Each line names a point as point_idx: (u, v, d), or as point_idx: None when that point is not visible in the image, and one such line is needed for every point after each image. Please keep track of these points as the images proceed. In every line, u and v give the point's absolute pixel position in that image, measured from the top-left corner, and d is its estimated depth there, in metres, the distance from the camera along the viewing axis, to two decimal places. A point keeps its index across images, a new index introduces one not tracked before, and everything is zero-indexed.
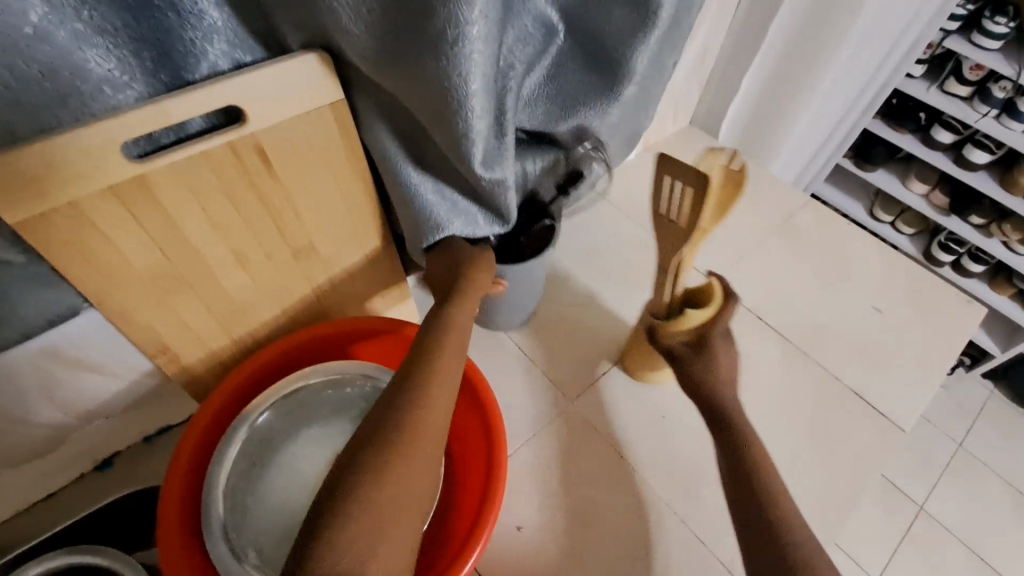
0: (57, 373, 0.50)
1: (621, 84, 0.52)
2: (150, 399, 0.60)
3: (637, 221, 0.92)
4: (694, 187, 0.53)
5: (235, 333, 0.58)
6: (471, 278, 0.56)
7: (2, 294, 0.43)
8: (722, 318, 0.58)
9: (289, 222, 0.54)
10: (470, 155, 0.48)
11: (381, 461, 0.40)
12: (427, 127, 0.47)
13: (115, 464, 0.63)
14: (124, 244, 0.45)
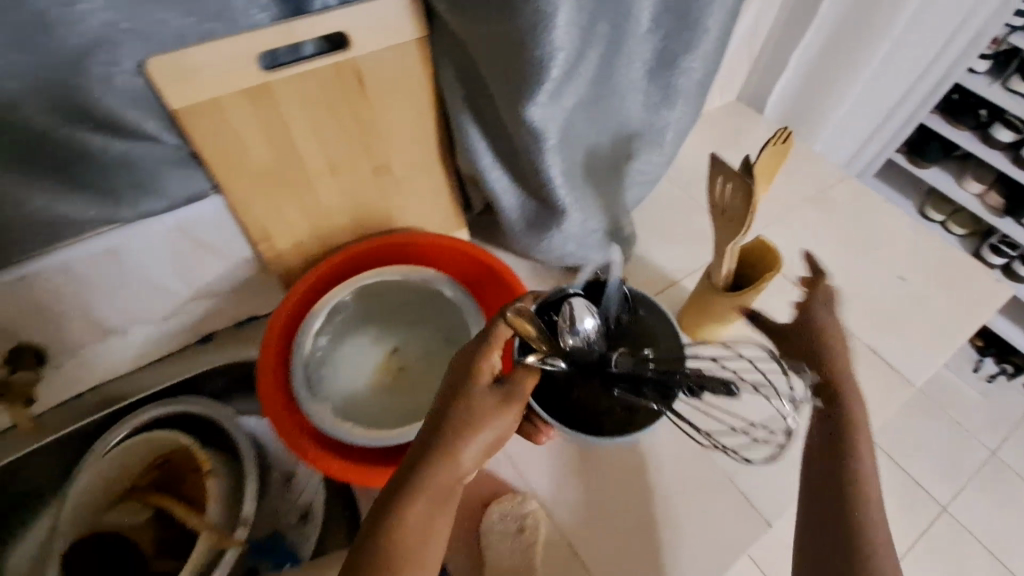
0: (185, 245, 0.62)
1: (703, 31, 0.63)
2: (248, 286, 0.72)
3: (680, 181, 0.96)
4: (738, 187, 0.56)
5: (321, 235, 0.68)
6: (472, 437, 0.43)
7: (154, 170, 0.54)
8: (815, 290, 0.58)
9: (373, 141, 0.64)
10: (527, 117, 0.57)
11: None
12: (491, 82, 0.57)
13: (212, 340, 0.75)
14: (248, 138, 0.56)
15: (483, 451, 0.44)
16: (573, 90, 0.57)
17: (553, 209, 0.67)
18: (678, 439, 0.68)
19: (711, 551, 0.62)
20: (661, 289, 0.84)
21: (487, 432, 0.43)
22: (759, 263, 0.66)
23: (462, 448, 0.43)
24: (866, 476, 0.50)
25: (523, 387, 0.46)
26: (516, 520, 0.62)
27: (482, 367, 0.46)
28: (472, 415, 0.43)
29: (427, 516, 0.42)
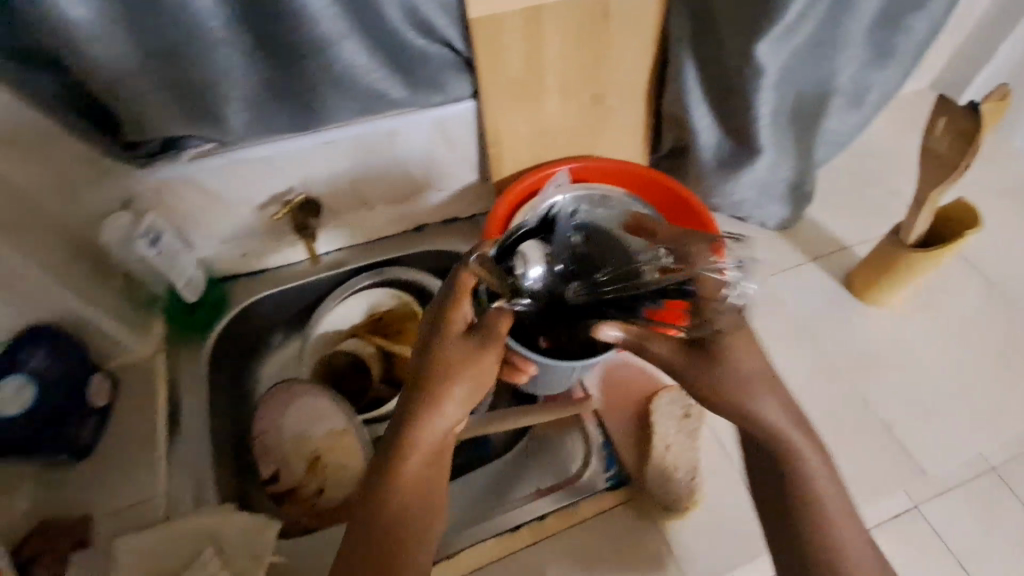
0: (434, 139, 0.75)
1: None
2: (461, 187, 0.84)
3: (858, 155, 0.95)
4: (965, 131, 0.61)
5: (535, 148, 0.78)
6: (446, 382, 0.50)
7: (438, 69, 0.66)
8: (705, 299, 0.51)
9: (600, 69, 0.72)
10: (755, 54, 0.63)
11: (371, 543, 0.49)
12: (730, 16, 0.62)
13: (424, 230, 0.88)
14: (511, 52, 0.66)
15: (466, 400, 0.51)
16: (804, 28, 0.63)
17: (752, 148, 0.72)
18: (836, 384, 0.74)
19: (865, 483, 0.67)
20: (829, 250, 0.85)
21: (462, 375, 0.50)
22: (952, 221, 0.69)
23: (441, 406, 0.50)
24: (788, 467, 0.51)
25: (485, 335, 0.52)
26: (682, 406, 0.67)
27: (448, 320, 0.53)
28: (444, 362, 0.51)
29: (463, 406, 0.51)
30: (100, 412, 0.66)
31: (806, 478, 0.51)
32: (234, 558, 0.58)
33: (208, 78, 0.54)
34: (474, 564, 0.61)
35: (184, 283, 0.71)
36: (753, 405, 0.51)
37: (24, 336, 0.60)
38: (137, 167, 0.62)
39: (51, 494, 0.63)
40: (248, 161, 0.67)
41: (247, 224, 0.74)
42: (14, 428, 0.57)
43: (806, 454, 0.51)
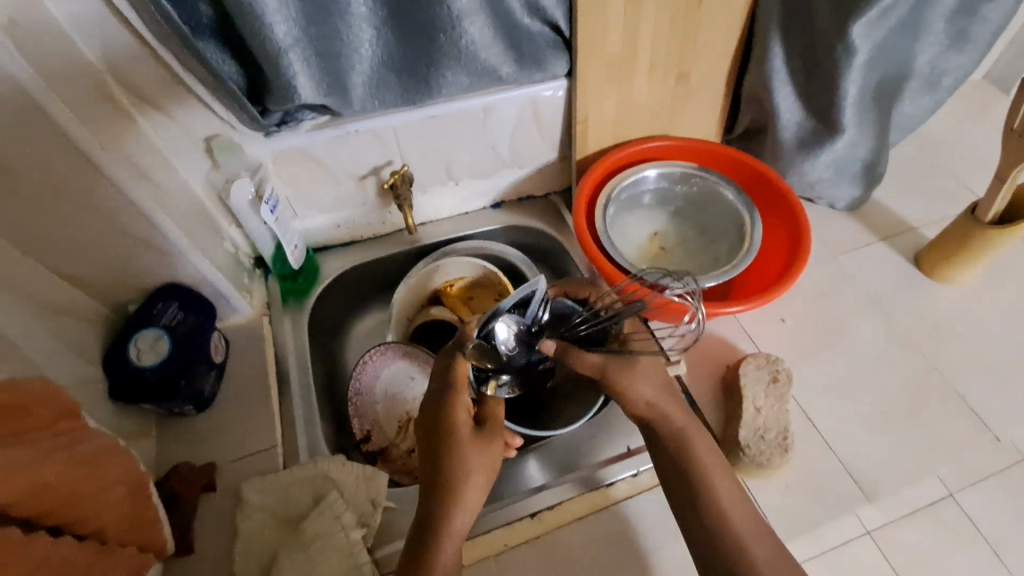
0: (526, 117, 0.77)
1: None
2: (543, 166, 0.87)
3: (922, 141, 0.97)
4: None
5: (619, 127, 0.82)
6: (466, 452, 0.54)
7: (540, 47, 0.69)
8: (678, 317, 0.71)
9: (689, 49, 0.75)
10: (848, 33, 0.67)
11: None
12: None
13: (501, 207, 0.91)
14: (611, 31, 0.70)
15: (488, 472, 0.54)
16: (896, 11, 0.68)
17: (835, 126, 0.75)
18: (911, 358, 0.76)
19: (943, 450, 0.69)
20: (899, 231, 0.87)
21: (483, 452, 0.54)
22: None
23: (467, 478, 0.53)
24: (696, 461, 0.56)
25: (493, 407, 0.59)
26: (770, 370, 0.70)
27: (452, 402, 0.56)
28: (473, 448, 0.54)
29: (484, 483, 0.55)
30: (218, 367, 0.70)
31: (735, 497, 0.55)
32: (353, 499, 0.62)
33: (345, 49, 0.59)
34: (576, 514, 0.64)
35: (292, 248, 0.75)
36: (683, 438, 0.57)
37: (159, 291, 0.66)
38: (261, 135, 0.66)
39: (175, 442, 0.67)
40: (358, 134, 0.70)
41: (347, 195, 0.78)
42: (152, 375, 0.62)
43: (713, 474, 0.56)
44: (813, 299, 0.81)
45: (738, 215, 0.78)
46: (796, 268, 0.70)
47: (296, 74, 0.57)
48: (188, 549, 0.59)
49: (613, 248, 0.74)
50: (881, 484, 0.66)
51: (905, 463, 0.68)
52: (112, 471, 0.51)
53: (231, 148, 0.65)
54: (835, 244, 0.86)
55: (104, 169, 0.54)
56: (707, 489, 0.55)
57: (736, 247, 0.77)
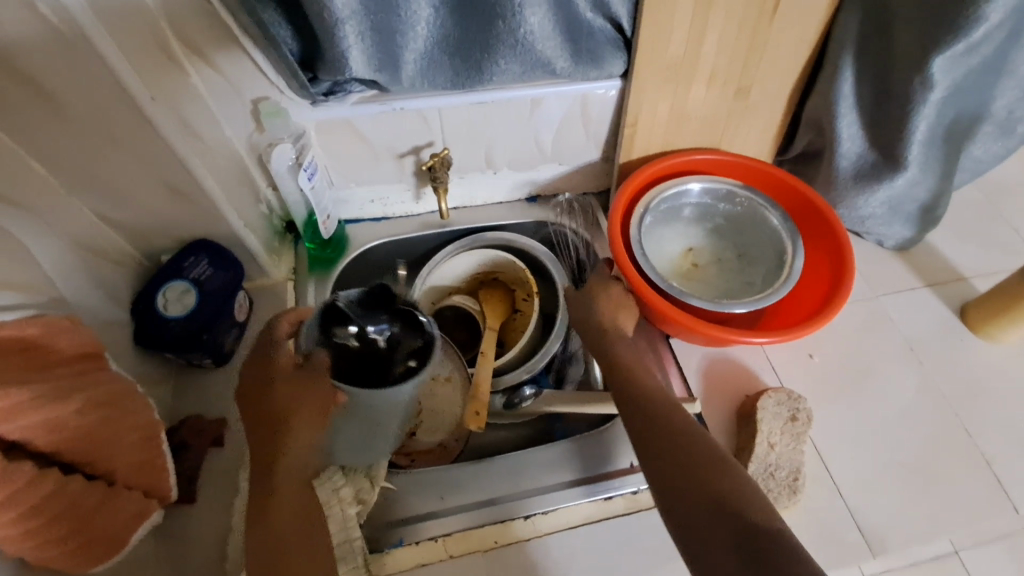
0: (575, 112, 0.75)
1: None
2: (584, 164, 0.85)
3: (985, 187, 0.92)
4: None
5: (670, 135, 0.79)
6: (294, 424, 0.53)
7: (600, 45, 0.67)
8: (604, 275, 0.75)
9: (754, 63, 0.72)
10: (927, 67, 0.64)
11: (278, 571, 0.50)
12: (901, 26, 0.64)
13: (537, 202, 0.90)
14: (674, 35, 0.67)
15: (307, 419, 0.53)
16: (983, 49, 0.64)
17: (897, 162, 0.72)
18: (938, 413, 0.73)
19: (957, 514, 0.66)
20: (946, 279, 0.83)
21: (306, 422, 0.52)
22: None
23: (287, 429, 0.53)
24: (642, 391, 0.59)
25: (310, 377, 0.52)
26: (789, 407, 0.68)
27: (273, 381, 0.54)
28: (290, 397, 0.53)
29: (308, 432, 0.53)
30: (240, 326, 0.70)
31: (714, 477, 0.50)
32: (352, 474, 0.62)
33: (403, 26, 0.58)
34: (571, 521, 0.64)
35: (323, 217, 0.75)
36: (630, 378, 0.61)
37: (192, 246, 0.66)
38: (307, 103, 0.66)
39: (189, 393, 0.68)
40: (404, 113, 0.69)
41: (385, 170, 0.77)
42: (177, 325, 0.63)
43: (674, 409, 0.57)
44: (845, 337, 0.78)
45: (779, 242, 0.76)
46: (834, 307, 0.67)
47: (349, 47, 0.56)
48: (191, 499, 0.60)
49: (643, 261, 0.72)
50: (888, 540, 0.64)
51: (915, 521, 0.65)
52: (126, 421, 0.52)
53: (279, 113, 0.65)
54: (876, 283, 0.83)
55: (151, 120, 0.55)
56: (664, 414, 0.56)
57: (773, 274, 0.75)
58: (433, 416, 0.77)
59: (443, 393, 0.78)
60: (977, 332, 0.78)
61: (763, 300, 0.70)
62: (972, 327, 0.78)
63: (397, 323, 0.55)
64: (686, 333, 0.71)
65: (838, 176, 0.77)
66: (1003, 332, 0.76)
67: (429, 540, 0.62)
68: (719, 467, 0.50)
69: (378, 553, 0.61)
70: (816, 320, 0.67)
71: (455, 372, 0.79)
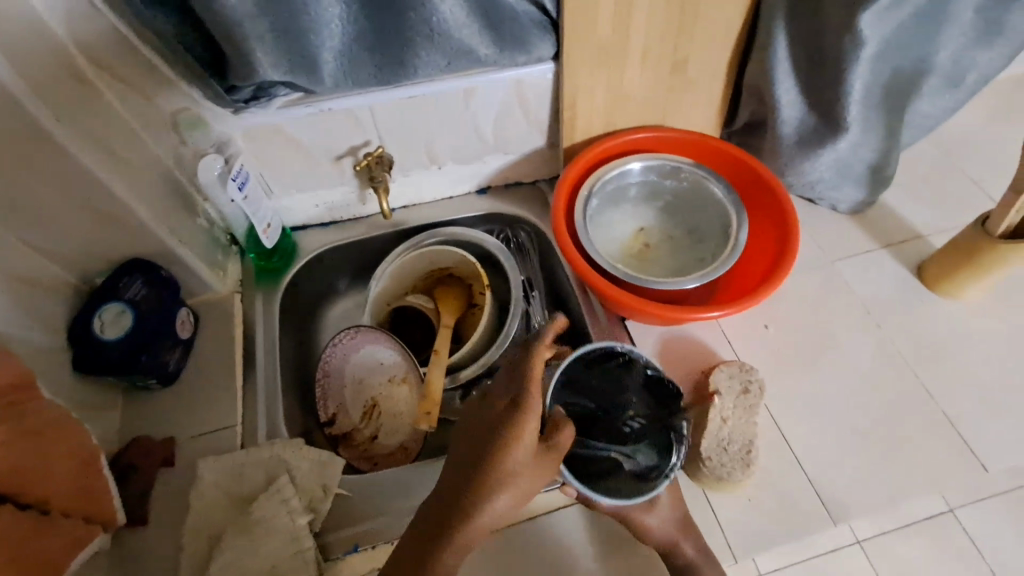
0: (511, 99, 0.74)
1: None
2: (530, 152, 0.84)
3: (939, 143, 0.91)
4: None
5: (611, 115, 0.78)
6: (517, 468, 0.48)
7: (526, 28, 0.66)
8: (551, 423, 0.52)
9: (687, 35, 0.70)
10: (855, 24, 0.62)
11: None
12: None
13: (487, 192, 0.89)
14: (601, 14, 0.66)
15: (524, 470, 0.49)
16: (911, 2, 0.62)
17: (838, 125, 0.71)
18: (898, 375, 0.72)
19: (919, 474, 0.66)
20: (903, 239, 0.82)
21: (524, 496, 0.48)
22: None
23: (507, 472, 0.48)
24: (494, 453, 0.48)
25: (552, 457, 0.50)
26: (741, 381, 0.67)
27: (509, 447, 0.48)
28: (521, 439, 0.49)
29: (524, 487, 0.49)
30: (185, 343, 0.70)
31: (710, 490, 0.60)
32: (303, 484, 0.62)
33: (314, 25, 0.56)
34: (534, 511, 0.62)
35: (263, 227, 0.74)
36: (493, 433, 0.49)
37: (123, 266, 0.65)
38: (229, 111, 0.65)
39: (138, 415, 0.67)
40: (333, 113, 0.68)
41: (324, 174, 0.76)
42: (114, 349, 0.62)
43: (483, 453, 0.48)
44: (802, 305, 0.77)
45: (725, 215, 0.75)
46: (778, 277, 0.67)
47: (254, 47, 0.55)
48: (142, 521, 0.60)
49: (587, 245, 0.72)
50: (850, 506, 0.63)
51: (877, 484, 0.65)
52: (57, 448, 0.51)
53: (197, 124, 0.65)
54: (831, 249, 0.82)
55: (65, 147, 0.54)
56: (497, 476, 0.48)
57: (721, 248, 0.74)
58: (394, 419, 0.77)
59: (401, 394, 0.77)
60: (935, 290, 0.77)
61: (708, 275, 0.69)
62: (929, 285, 0.78)
63: (655, 444, 0.57)
64: (634, 313, 0.70)
65: (782, 143, 0.76)
66: (960, 288, 0.75)
67: (386, 544, 0.61)
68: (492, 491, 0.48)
69: (331, 561, 0.60)
70: (760, 291, 0.66)
71: (409, 373, 0.77)
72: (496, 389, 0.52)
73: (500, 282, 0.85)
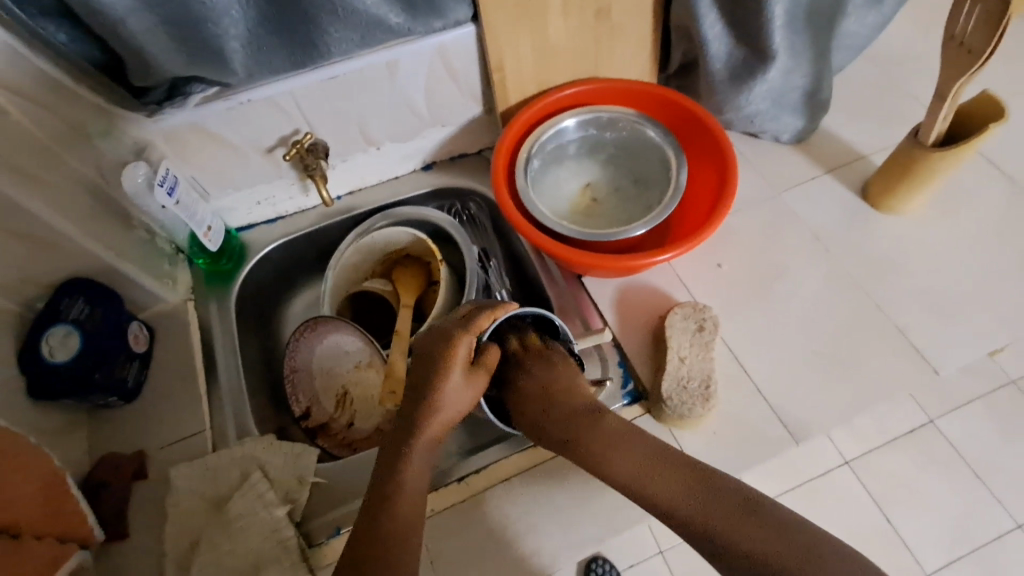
0: (437, 68, 0.73)
1: None
2: (468, 121, 0.83)
3: (876, 63, 0.91)
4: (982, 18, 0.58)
5: (541, 73, 0.77)
6: (444, 390, 0.55)
7: None
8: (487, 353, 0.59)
9: None
10: None
11: (378, 523, 0.49)
12: None
13: (433, 168, 0.88)
14: None
15: (455, 392, 0.55)
16: None
17: (765, 54, 0.70)
18: (849, 295, 0.73)
19: (875, 387, 0.68)
20: (846, 162, 0.83)
21: (463, 410, 0.56)
22: (979, 119, 0.69)
23: (441, 396, 0.55)
24: (438, 388, 0.54)
25: (482, 373, 0.57)
26: (696, 320, 0.69)
27: (445, 372, 0.55)
28: (445, 370, 0.55)
29: (458, 408, 0.56)
30: (141, 357, 0.69)
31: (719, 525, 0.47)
32: (278, 477, 0.62)
33: (211, 13, 0.54)
34: (506, 474, 0.65)
35: (203, 230, 0.72)
36: (434, 374, 0.55)
37: (63, 287, 0.64)
38: (145, 115, 0.64)
39: (105, 432, 0.67)
40: (253, 104, 0.66)
41: (259, 169, 0.75)
42: (66, 371, 0.61)
43: (431, 380, 0.55)
44: (752, 239, 0.78)
45: (666, 158, 0.75)
46: (719, 214, 0.67)
47: (148, 45, 0.55)
48: (122, 534, 0.60)
49: (532, 209, 0.71)
50: (811, 426, 0.65)
51: (835, 401, 0.67)
52: (17, 473, 0.51)
53: (109, 131, 0.64)
54: (778, 180, 0.82)
55: None
56: (434, 396, 0.54)
57: (665, 193, 0.74)
58: (366, 403, 0.78)
59: (370, 378, 0.78)
60: (879, 209, 0.79)
61: (654, 219, 0.69)
62: (874, 205, 0.79)
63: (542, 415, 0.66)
64: (583, 267, 0.71)
65: (715, 80, 0.76)
66: (901, 204, 0.77)
67: None
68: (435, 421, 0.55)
69: (316, 546, 0.60)
70: (702, 231, 0.66)
71: (374, 358, 0.77)
72: (431, 333, 0.59)
73: (455, 256, 0.85)
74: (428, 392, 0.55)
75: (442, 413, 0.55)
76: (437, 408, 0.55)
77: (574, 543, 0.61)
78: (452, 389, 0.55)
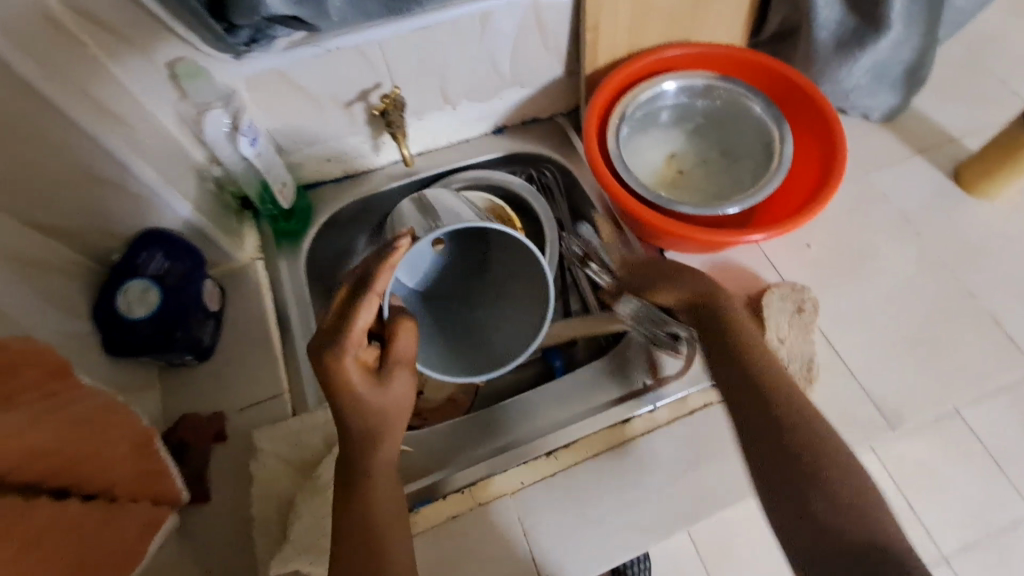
0: (529, 23, 0.68)
1: None
2: (548, 83, 0.79)
3: (969, 43, 0.87)
4: None
5: (634, 34, 0.72)
6: (362, 410, 0.48)
7: None
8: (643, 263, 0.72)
9: None
10: None
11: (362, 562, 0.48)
12: None
13: (504, 132, 0.84)
14: None
15: (376, 394, 0.49)
16: None
17: (880, 22, 0.67)
18: (940, 281, 0.72)
19: (969, 376, 0.67)
20: (937, 144, 0.80)
21: (399, 406, 0.50)
22: None
23: (362, 411, 0.48)
24: (354, 409, 0.48)
25: (395, 357, 0.50)
26: (795, 301, 0.67)
27: (346, 388, 0.48)
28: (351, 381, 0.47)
29: (392, 402, 0.50)
30: (215, 317, 0.66)
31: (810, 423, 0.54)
32: None
33: None
34: (593, 450, 0.63)
35: (278, 186, 0.69)
36: (344, 396, 0.48)
37: (139, 240, 0.61)
38: (230, 57, 0.58)
39: (178, 392, 0.65)
40: (341, 52, 0.62)
41: (335, 122, 0.71)
42: (146, 327, 0.59)
43: (345, 404, 0.48)
44: (841, 220, 0.76)
45: (765, 132, 0.71)
46: (827, 191, 0.64)
47: None
48: (207, 496, 0.59)
49: (626, 177, 0.68)
50: (905, 413, 0.64)
51: (929, 388, 0.66)
52: (112, 431, 0.49)
53: (198, 73, 0.58)
54: (867, 160, 0.79)
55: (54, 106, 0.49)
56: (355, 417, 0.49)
57: (763, 168, 0.71)
58: None
59: None
60: (973, 194, 0.76)
61: (757, 193, 0.66)
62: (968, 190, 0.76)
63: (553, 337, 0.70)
64: (678, 240, 0.68)
65: (818, 49, 0.72)
66: (996, 190, 0.74)
67: (455, 493, 0.62)
68: (371, 443, 0.50)
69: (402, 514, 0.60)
70: (810, 208, 0.63)
71: None
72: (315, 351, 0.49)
73: (529, 223, 0.82)
74: (354, 418, 0.49)
75: (373, 430, 0.50)
76: (363, 428, 0.49)
77: (667, 521, 0.60)
78: (362, 402, 0.48)
